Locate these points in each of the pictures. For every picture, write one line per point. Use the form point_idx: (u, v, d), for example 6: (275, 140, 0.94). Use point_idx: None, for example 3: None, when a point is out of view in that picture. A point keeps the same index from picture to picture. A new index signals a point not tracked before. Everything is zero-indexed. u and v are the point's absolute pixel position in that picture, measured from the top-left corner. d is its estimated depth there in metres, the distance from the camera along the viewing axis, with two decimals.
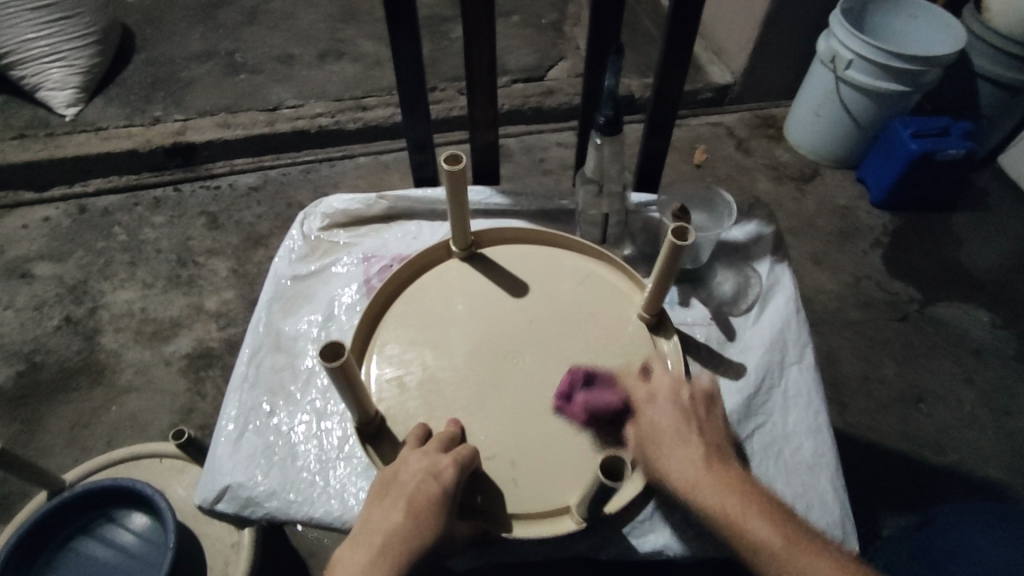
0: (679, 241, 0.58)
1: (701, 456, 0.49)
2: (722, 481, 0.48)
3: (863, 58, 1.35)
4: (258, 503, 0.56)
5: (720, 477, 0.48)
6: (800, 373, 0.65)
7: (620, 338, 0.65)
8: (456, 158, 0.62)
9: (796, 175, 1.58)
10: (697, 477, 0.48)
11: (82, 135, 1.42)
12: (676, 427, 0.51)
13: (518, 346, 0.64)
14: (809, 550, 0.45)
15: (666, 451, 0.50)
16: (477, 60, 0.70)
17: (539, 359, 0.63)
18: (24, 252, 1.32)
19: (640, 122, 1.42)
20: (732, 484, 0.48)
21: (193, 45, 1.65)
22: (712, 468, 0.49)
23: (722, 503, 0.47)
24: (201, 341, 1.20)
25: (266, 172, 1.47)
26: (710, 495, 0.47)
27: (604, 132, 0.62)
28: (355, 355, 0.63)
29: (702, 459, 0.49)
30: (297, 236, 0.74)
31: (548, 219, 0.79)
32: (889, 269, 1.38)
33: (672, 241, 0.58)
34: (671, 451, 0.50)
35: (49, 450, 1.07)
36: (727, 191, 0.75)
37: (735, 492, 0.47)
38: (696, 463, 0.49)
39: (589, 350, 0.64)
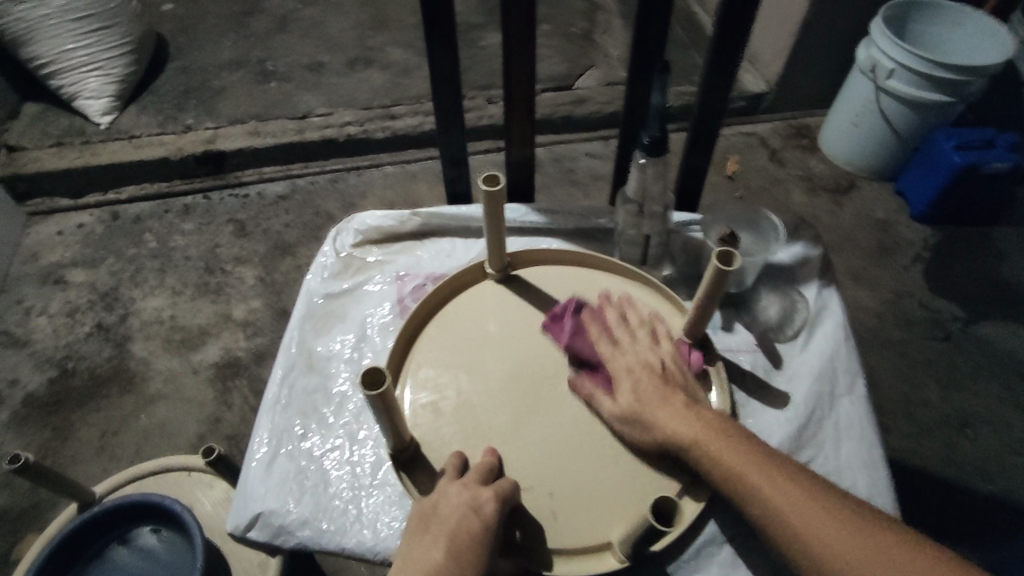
0: (723, 265, 0.54)
1: (681, 408, 0.53)
2: (697, 422, 0.52)
3: (905, 67, 1.30)
4: (291, 531, 0.54)
5: (697, 420, 0.53)
6: (851, 405, 0.61)
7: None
8: (494, 178, 0.60)
9: (832, 187, 1.53)
10: (676, 423, 0.53)
11: (116, 143, 1.44)
12: (652, 387, 0.55)
13: (554, 372, 0.62)
14: (778, 470, 0.49)
15: (647, 407, 0.54)
16: (516, 74, 0.68)
17: None
18: (59, 258, 1.34)
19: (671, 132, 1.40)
20: (707, 426, 0.52)
21: (225, 53, 1.67)
22: (689, 412, 0.53)
23: (696, 436, 0.51)
24: (229, 350, 1.20)
25: (294, 181, 1.47)
26: (689, 434, 0.52)
27: (648, 152, 0.60)
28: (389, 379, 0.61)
29: (679, 409, 0.53)
30: (329, 253, 0.73)
31: (584, 237, 0.77)
32: (930, 286, 1.33)
33: (716, 265, 0.55)
34: (651, 406, 0.54)
35: (79, 457, 1.08)
36: (773, 214, 0.73)
37: (710, 432, 0.52)
38: (672, 412, 0.53)
39: None
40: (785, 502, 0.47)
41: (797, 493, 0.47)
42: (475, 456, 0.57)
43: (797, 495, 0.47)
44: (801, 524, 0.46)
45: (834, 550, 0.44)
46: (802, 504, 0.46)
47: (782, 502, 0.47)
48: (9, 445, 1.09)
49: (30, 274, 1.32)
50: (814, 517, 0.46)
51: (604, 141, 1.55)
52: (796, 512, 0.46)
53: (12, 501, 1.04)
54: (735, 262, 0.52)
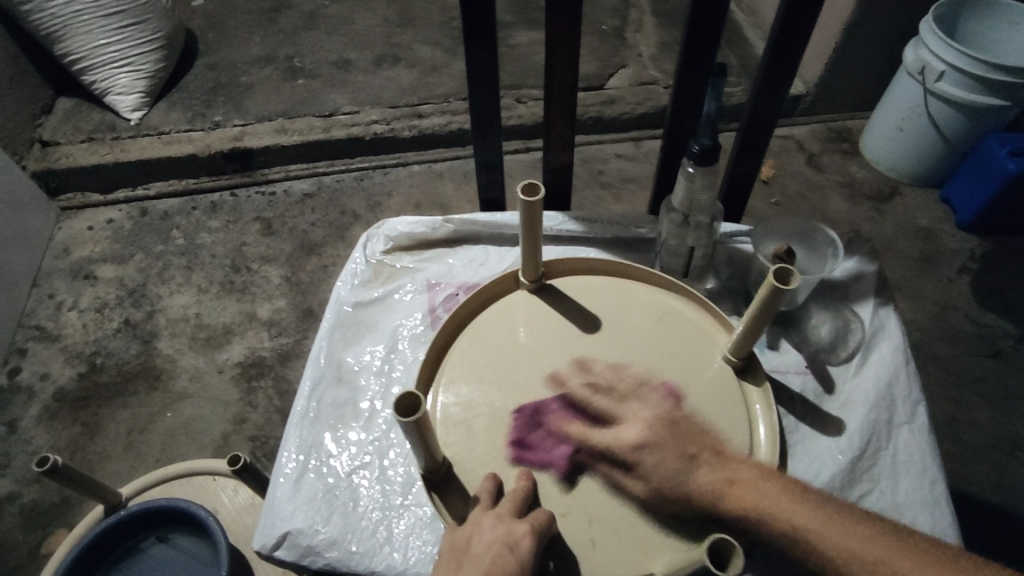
0: (780, 284, 0.50)
1: (713, 469, 0.51)
2: (739, 482, 0.50)
3: (956, 69, 1.24)
4: (318, 552, 0.53)
5: (731, 476, 0.51)
6: (910, 436, 0.58)
7: (702, 384, 0.59)
8: (534, 188, 0.56)
9: (873, 193, 1.47)
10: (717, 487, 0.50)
11: (146, 139, 1.44)
12: (673, 455, 0.52)
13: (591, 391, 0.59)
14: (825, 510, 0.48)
15: (678, 476, 0.51)
16: (558, 77, 0.66)
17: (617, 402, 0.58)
18: (89, 253, 1.35)
19: None
20: (745, 483, 0.50)
21: (254, 49, 1.66)
22: (726, 474, 0.51)
23: (743, 497, 0.49)
24: (254, 350, 1.20)
25: (320, 179, 1.46)
26: (738, 496, 0.49)
27: (697, 161, 0.57)
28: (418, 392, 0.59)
29: (715, 471, 0.52)
30: (360, 259, 0.71)
31: (623, 247, 0.74)
32: (978, 299, 1.27)
33: (771, 284, 0.51)
34: (684, 472, 0.52)
35: (107, 454, 1.08)
36: (829, 227, 0.69)
37: (755, 489, 0.50)
38: (709, 473, 0.51)
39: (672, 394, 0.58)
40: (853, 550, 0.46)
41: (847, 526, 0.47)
42: (510, 479, 0.54)
43: (856, 535, 0.47)
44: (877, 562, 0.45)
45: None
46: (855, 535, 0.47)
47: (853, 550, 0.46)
48: (39, 440, 1.10)
49: (61, 268, 1.33)
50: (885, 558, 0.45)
51: (635, 142, 1.51)
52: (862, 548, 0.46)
53: (41, 495, 1.04)
54: (797, 283, 0.48)
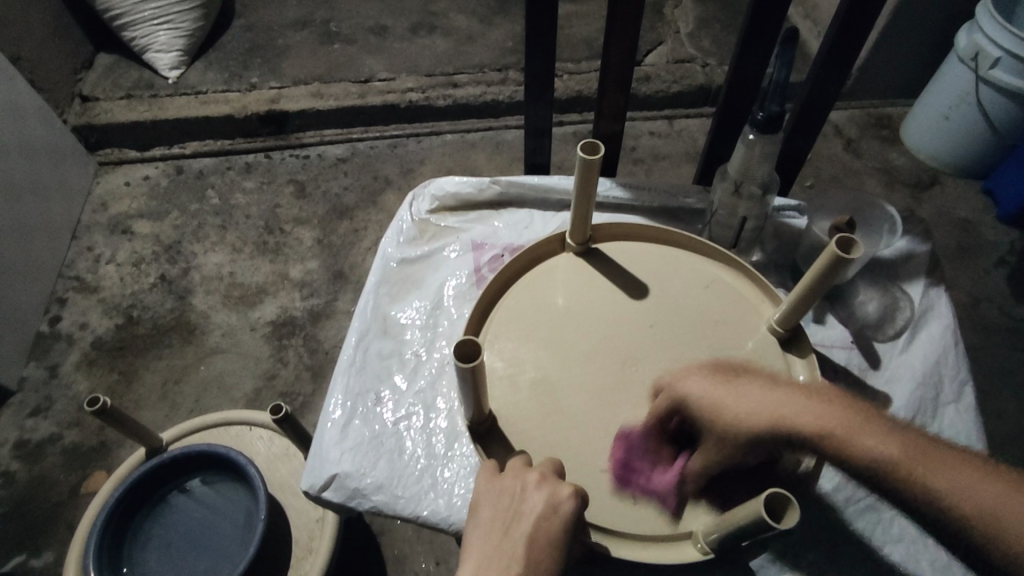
0: (843, 252, 0.50)
1: (773, 396, 0.48)
2: (809, 408, 0.46)
3: (1013, 56, 1.20)
4: (365, 495, 0.55)
5: (797, 405, 0.47)
6: (955, 414, 0.59)
7: (746, 352, 0.59)
8: (594, 148, 0.56)
9: (911, 181, 1.45)
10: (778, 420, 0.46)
11: (183, 98, 1.45)
12: (726, 389, 0.49)
13: (636, 352, 0.59)
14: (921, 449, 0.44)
15: (737, 410, 0.47)
16: (617, 42, 0.65)
17: (659, 364, 0.58)
18: (126, 209, 1.37)
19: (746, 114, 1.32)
20: (817, 411, 0.46)
21: (289, 12, 1.65)
22: (786, 395, 0.47)
23: (818, 424, 0.45)
24: (285, 309, 1.21)
25: (354, 145, 1.47)
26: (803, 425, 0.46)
27: (761, 129, 0.57)
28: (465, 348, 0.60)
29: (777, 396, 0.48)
30: (406, 217, 0.71)
31: (669, 217, 0.74)
32: (1015, 292, 1.24)
33: (834, 251, 0.50)
34: (741, 408, 0.47)
35: (142, 403, 1.11)
36: (886, 205, 0.68)
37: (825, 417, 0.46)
38: (774, 411, 0.47)
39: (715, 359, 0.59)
40: (937, 475, 0.43)
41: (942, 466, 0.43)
42: (556, 435, 0.55)
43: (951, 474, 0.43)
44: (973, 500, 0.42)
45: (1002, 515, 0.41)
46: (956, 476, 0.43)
47: (938, 475, 0.43)
48: (79, 385, 1.13)
49: (99, 222, 1.35)
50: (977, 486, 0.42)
51: (670, 120, 1.48)
52: (955, 484, 0.43)
53: (80, 438, 1.08)
54: (859, 248, 0.49)
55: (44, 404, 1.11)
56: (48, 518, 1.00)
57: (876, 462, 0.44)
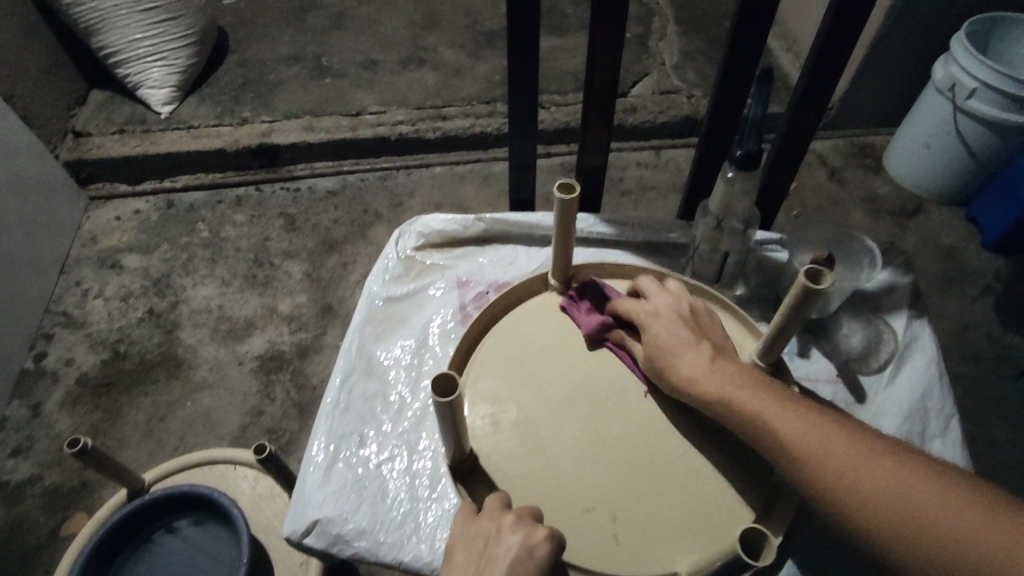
0: (815, 283, 0.50)
1: (699, 355, 0.54)
2: (718, 376, 0.52)
3: (988, 87, 1.24)
4: (347, 541, 0.53)
5: (712, 370, 0.53)
6: (942, 448, 0.59)
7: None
8: (571, 187, 0.57)
9: (895, 210, 1.47)
10: (693, 376, 0.53)
11: (175, 132, 1.46)
12: (674, 333, 0.56)
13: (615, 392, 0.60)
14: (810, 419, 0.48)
15: (670, 359, 0.55)
16: (598, 79, 0.67)
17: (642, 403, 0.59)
18: (116, 242, 1.37)
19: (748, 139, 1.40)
20: (727, 374, 0.52)
21: (282, 47, 1.68)
22: (706, 361, 0.54)
23: (719, 388, 0.52)
24: (273, 343, 1.21)
25: (344, 177, 1.48)
26: (706, 387, 0.52)
27: (739, 164, 0.58)
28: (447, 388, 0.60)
29: (700, 357, 0.54)
30: (391, 255, 0.71)
31: (653, 251, 0.75)
32: (1001, 319, 1.26)
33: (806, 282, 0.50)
34: (671, 359, 0.55)
35: (126, 441, 1.09)
36: (867, 237, 0.69)
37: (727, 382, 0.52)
38: (687, 365, 0.54)
39: None
40: (814, 443, 0.46)
41: (824, 435, 0.47)
42: (538, 476, 0.55)
43: (834, 445, 0.46)
44: (844, 474, 0.45)
45: (867, 491, 0.43)
46: (836, 448, 0.46)
47: (815, 442, 0.46)
48: (61, 424, 1.11)
49: (88, 257, 1.35)
50: (850, 460, 0.45)
51: (657, 151, 1.51)
52: (831, 455, 0.45)
53: (61, 479, 1.05)
54: (823, 284, 0.47)
55: (25, 443, 1.09)
56: (26, 563, 0.98)
57: (756, 421, 0.49)
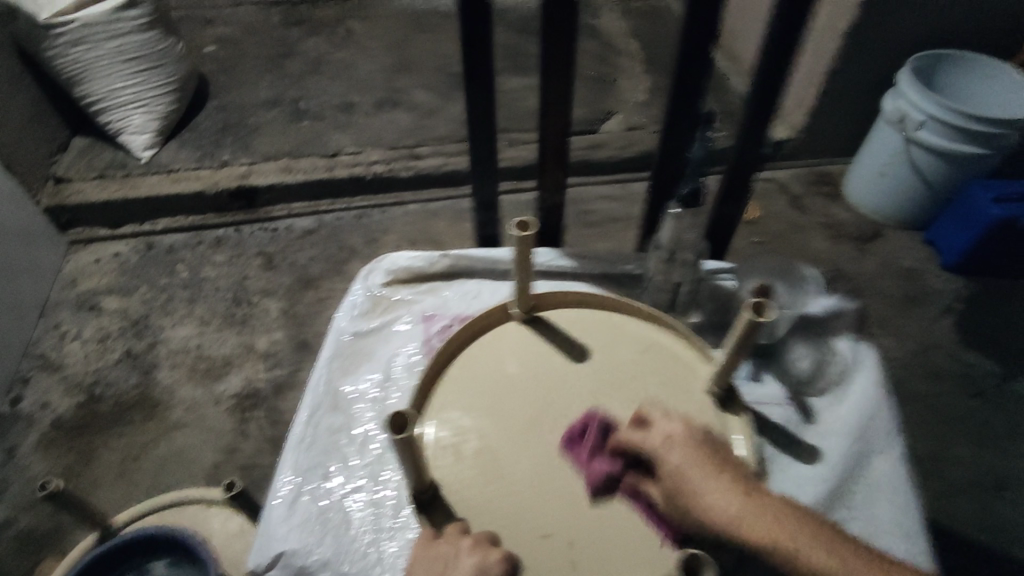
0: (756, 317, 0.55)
1: (733, 491, 0.51)
2: (763, 514, 0.49)
3: (935, 119, 1.31)
4: (311, 572, 0.55)
5: (753, 507, 0.50)
6: (887, 464, 0.61)
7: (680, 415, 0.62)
8: (526, 224, 0.62)
9: (855, 235, 1.53)
10: (737, 516, 0.49)
11: (155, 176, 1.50)
12: (700, 467, 0.52)
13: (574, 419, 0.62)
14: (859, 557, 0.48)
15: (704, 497, 0.51)
16: (551, 123, 0.72)
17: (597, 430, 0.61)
18: (95, 285, 1.38)
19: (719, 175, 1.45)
20: (769, 512, 0.49)
21: (262, 92, 1.74)
22: (743, 497, 0.50)
23: (770, 531, 0.48)
24: (250, 381, 1.21)
25: (322, 217, 1.51)
26: (756, 529, 0.48)
27: (685, 202, 0.63)
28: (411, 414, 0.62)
29: (735, 495, 0.50)
30: (359, 292, 0.74)
31: (611, 282, 0.79)
32: (960, 337, 1.30)
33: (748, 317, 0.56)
34: (705, 497, 0.51)
35: (100, 483, 1.09)
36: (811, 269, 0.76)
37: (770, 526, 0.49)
38: (724, 510, 0.50)
39: None
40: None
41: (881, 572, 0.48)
42: (497, 504, 0.57)
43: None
44: None
45: None
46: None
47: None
48: (34, 469, 1.10)
49: (66, 300, 1.36)
50: None
51: (625, 184, 1.57)
52: None
53: (33, 524, 1.04)
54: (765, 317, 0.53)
55: None
56: None
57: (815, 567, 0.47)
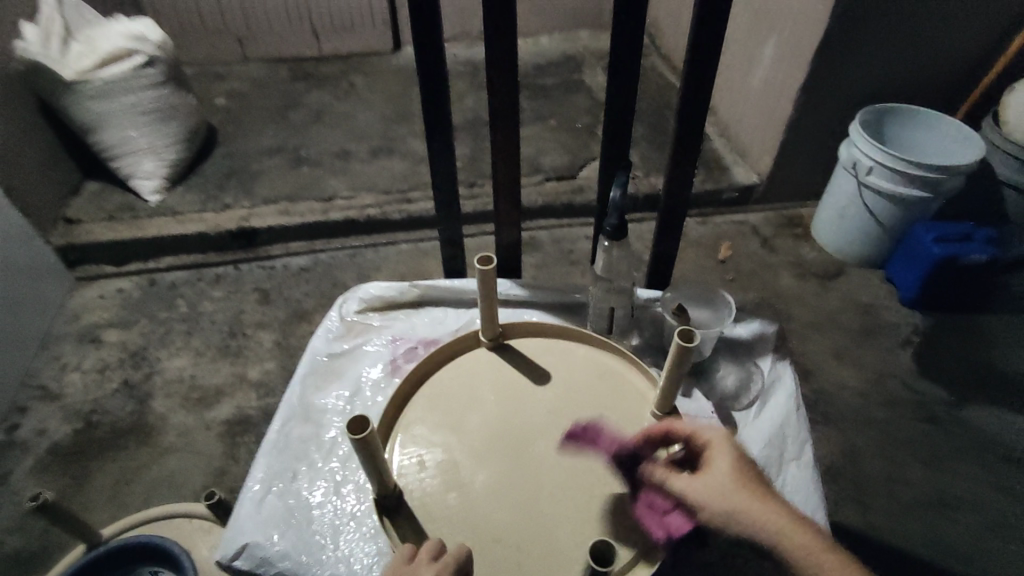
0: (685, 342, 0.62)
1: (769, 498, 0.55)
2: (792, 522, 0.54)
3: (882, 165, 1.42)
4: (271, 562, 0.61)
5: (784, 516, 0.54)
6: (798, 470, 0.67)
7: (626, 432, 0.69)
8: (488, 260, 0.71)
9: (821, 272, 1.61)
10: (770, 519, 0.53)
11: (161, 218, 1.61)
12: (744, 471, 0.57)
13: (529, 431, 0.70)
14: None
15: (744, 496, 0.55)
16: (505, 169, 0.82)
17: (550, 442, 0.68)
18: (98, 319, 1.47)
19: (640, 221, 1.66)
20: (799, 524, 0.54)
21: (265, 141, 1.87)
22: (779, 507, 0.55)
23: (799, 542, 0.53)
24: (241, 409, 1.28)
25: (317, 255, 1.61)
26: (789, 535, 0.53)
27: (611, 236, 0.70)
28: (381, 435, 0.69)
29: (770, 504, 0.54)
30: (335, 317, 0.82)
31: (564, 310, 0.87)
32: (917, 369, 1.37)
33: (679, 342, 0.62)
34: (745, 496, 0.55)
35: (92, 505, 1.14)
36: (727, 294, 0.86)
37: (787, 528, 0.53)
38: (754, 503, 0.54)
39: (596, 438, 0.69)
40: None
41: None
42: (451, 504, 0.64)
43: None
44: None
45: None
46: None
47: None
48: (29, 492, 1.16)
49: (69, 333, 1.44)
50: None
51: None
52: None
53: (23, 544, 1.09)
54: (690, 342, 0.59)
55: None
56: None
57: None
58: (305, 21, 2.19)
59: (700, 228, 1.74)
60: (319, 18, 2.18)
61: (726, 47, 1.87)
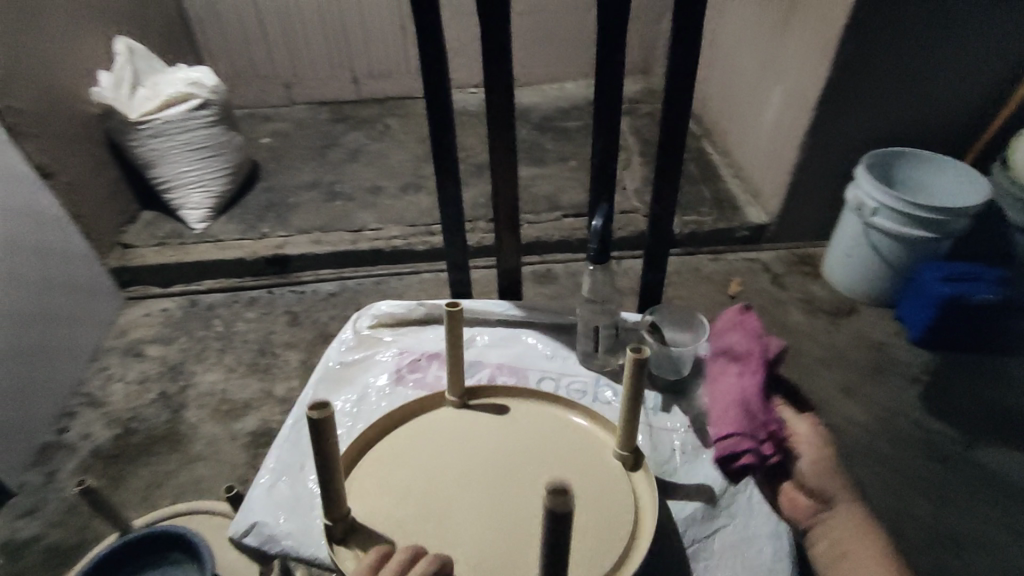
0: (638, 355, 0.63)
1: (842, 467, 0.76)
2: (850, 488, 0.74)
3: (886, 206, 1.46)
4: (276, 540, 0.68)
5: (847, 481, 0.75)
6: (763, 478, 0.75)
7: (600, 480, 0.72)
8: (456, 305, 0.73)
9: (831, 309, 1.64)
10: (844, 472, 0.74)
11: (205, 244, 1.75)
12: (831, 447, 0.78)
13: (510, 475, 0.72)
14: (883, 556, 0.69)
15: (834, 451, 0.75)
16: (505, 202, 0.91)
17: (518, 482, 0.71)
18: (143, 335, 1.60)
19: (637, 257, 1.74)
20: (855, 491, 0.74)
21: (303, 177, 2.02)
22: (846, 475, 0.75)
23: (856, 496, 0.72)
24: (266, 422, 1.37)
25: (344, 282, 1.72)
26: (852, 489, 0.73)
27: (594, 259, 0.80)
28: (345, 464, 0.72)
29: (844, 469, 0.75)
30: (349, 332, 0.91)
31: (558, 330, 0.95)
32: (926, 407, 1.37)
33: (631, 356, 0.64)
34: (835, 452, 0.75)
35: (126, 504, 1.23)
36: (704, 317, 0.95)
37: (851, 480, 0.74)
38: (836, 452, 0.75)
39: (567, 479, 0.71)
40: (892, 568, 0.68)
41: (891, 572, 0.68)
42: (428, 531, 0.66)
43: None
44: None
45: None
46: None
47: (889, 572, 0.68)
48: (71, 490, 1.26)
49: (117, 347, 1.56)
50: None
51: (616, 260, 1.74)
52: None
53: (62, 537, 1.18)
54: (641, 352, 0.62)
55: (36, 505, 1.23)
56: None
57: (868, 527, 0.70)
58: (346, 69, 2.38)
59: (711, 264, 1.79)
60: (359, 67, 2.38)
61: (738, 94, 1.96)
